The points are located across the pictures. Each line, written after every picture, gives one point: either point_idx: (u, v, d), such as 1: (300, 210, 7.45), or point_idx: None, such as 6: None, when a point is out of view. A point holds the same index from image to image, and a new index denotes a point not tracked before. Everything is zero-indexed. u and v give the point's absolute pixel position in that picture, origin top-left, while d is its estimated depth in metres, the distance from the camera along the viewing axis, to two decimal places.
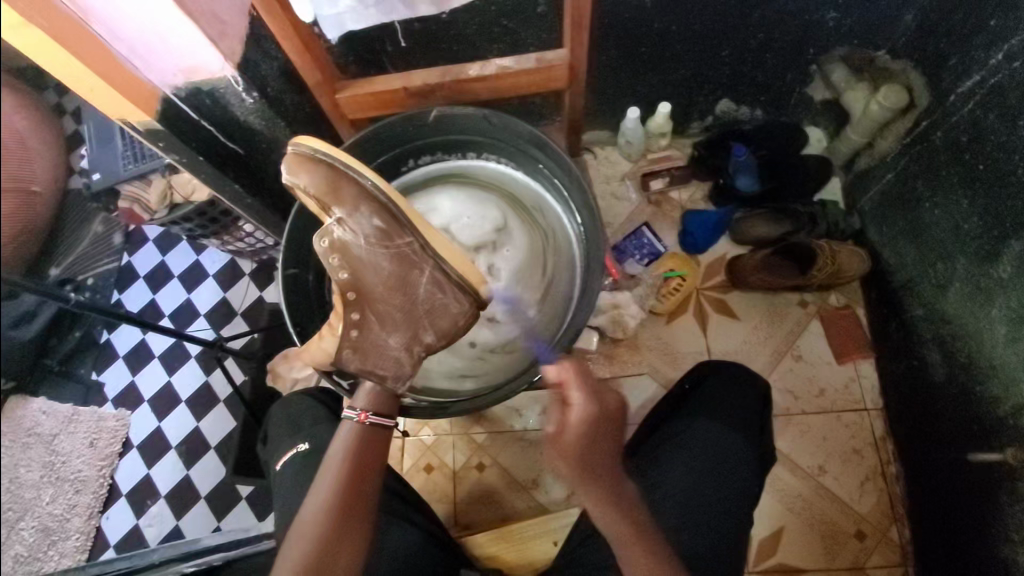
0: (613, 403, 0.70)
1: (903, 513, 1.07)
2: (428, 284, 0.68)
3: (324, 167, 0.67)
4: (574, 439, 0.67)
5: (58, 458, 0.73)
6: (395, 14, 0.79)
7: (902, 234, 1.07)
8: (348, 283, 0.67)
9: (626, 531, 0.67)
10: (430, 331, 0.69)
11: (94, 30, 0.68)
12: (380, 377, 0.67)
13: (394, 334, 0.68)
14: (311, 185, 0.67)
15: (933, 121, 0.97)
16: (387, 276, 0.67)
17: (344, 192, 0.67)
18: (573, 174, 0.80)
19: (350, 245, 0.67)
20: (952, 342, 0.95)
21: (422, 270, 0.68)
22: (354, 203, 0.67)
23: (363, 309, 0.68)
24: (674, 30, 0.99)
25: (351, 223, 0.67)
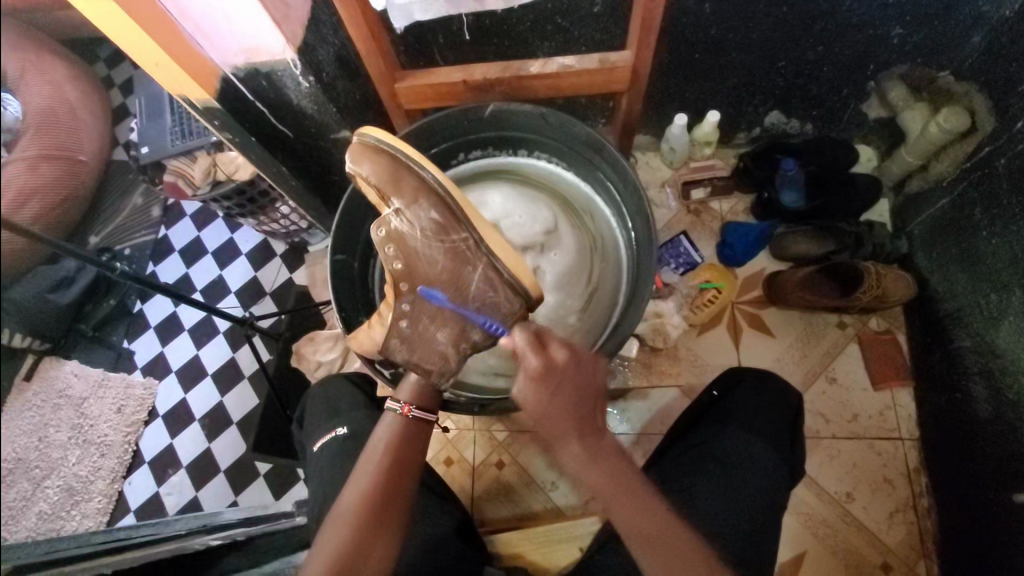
0: (567, 353, 0.63)
1: (932, 549, 1.04)
2: (481, 276, 0.67)
3: (386, 158, 0.68)
4: (536, 396, 0.61)
5: (87, 419, 0.84)
6: (462, 8, 0.78)
7: (954, 261, 1.04)
8: (401, 273, 0.68)
9: (613, 488, 0.61)
10: (477, 328, 0.68)
11: (163, 6, 0.69)
12: (425, 370, 0.68)
13: (442, 330, 0.68)
14: (373, 175, 0.67)
15: (996, 148, 0.93)
16: (440, 269, 0.68)
17: (405, 184, 0.67)
18: (630, 179, 0.79)
19: (406, 237, 0.68)
20: (1001, 377, 0.92)
21: (476, 268, 0.68)
22: (414, 196, 0.67)
23: (414, 300, 0.68)
24: (730, 37, 0.97)
25: (409, 215, 0.68)
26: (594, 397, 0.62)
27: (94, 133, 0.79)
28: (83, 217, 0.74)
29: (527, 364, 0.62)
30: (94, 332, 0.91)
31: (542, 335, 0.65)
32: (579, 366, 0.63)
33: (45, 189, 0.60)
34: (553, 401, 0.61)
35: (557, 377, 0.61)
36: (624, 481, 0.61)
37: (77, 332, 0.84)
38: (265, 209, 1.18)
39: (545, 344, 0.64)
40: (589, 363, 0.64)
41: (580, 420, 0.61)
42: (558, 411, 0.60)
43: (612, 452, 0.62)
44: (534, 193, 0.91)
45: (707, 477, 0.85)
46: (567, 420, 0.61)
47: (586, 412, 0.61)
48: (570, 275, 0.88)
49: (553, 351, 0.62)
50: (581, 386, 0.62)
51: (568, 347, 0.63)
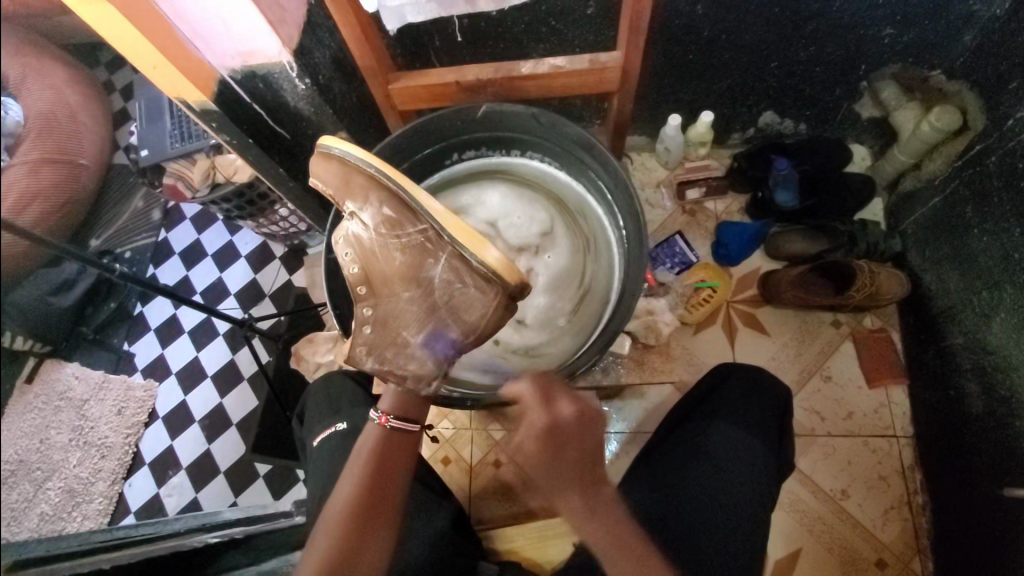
0: (574, 413, 0.65)
1: (927, 545, 1.04)
2: (445, 269, 0.67)
3: (334, 161, 0.70)
4: (538, 453, 0.63)
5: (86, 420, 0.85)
6: (456, 10, 0.79)
7: (946, 259, 1.05)
8: (358, 277, 0.69)
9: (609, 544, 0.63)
10: (454, 326, 0.67)
11: (160, 8, 0.69)
12: (399, 376, 0.67)
13: (413, 333, 0.68)
14: (327, 182, 0.71)
15: (987, 146, 0.94)
16: (417, 273, 0.68)
17: (354, 186, 0.69)
18: (620, 179, 0.80)
19: (363, 240, 0.70)
20: (994, 374, 0.92)
21: (440, 259, 0.67)
22: (365, 195, 0.69)
23: (374, 304, 0.69)
24: (723, 39, 0.98)
25: (363, 217, 0.69)
26: (595, 458, 0.64)
27: (91, 137, 0.80)
28: (84, 220, 0.75)
29: (534, 421, 0.65)
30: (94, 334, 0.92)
31: (549, 387, 0.68)
32: (576, 429, 0.65)
33: (47, 194, 0.61)
34: (558, 462, 0.63)
35: (563, 436, 0.64)
36: (633, 525, 0.63)
37: (77, 335, 0.85)
38: (265, 212, 1.19)
39: (554, 400, 0.67)
40: (595, 423, 0.66)
41: (583, 481, 0.63)
42: (557, 470, 0.62)
43: (610, 508, 0.64)
44: (526, 192, 0.92)
45: (700, 473, 0.86)
46: (568, 478, 0.63)
47: (586, 470, 0.64)
48: (562, 276, 0.89)
49: (558, 410, 0.65)
50: (582, 450, 0.64)
51: (575, 405, 0.66)
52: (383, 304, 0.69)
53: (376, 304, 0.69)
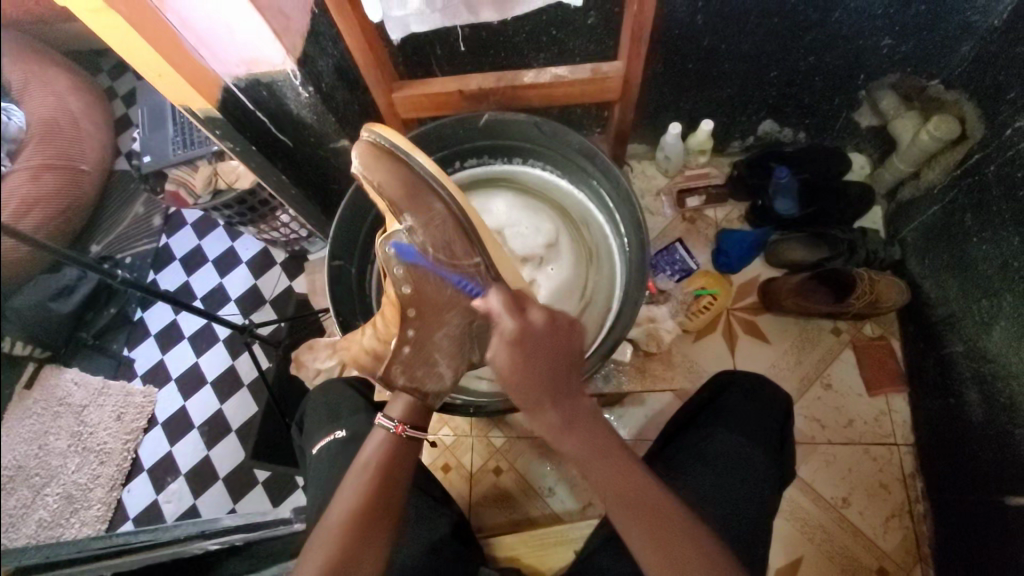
0: (546, 319, 0.64)
1: (927, 553, 1.04)
2: (489, 307, 0.67)
3: (402, 172, 0.64)
4: (508, 359, 0.62)
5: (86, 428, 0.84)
6: (459, 19, 0.78)
7: (945, 267, 1.05)
8: (410, 298, 0.64)
9: (592, 460, 0.63)
10: (478, 352, 0.68)
11: (167, 17, 0.71)
12: (422, 392, 0.66)
13: (445, 356, 0.66)
14: (387, 186, 0.64)
15: (986, 155, 0.95)
16: (459, 296, 0.65)
17: (421, 200, 0.65)
18: (622, 186, 0.79)
19: (416, 258, 0.64)
20: (994, 382, 0.92)
21: (485, 296, 0.67)
22: (431, 215, 0.65)
23: (420, 326, 0.65)
24: (722, 49, 0.99)
25: (422, 234, 0.65)
26: (569, 358, 0.64)
27: (103, 141, 0.79)
28: (86, 225, 0.75)
29: (503, 326, 0.63)
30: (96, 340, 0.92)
31: (518, 299, 0.66)
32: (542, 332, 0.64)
33: (47, 201, 0.60)
34: (530, 369, 0.62)
35: (532, 341, 0.63)
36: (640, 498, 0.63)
37: (78, 340, 0.85)
38: (266, 218, 1.26)
39: (523, 307, 0.65)
40: (567, 331, 0.65)
41: (556, 394, 0.63)
42: (534, 378, 0.62)
43: (588, 423, 0.64)
44: (531, 202, 0.89)
45: (701, 480, 0.85)
46: (541, 390, 0.62)
47: (561, 378, 0.63)
48: (565, 288, 0.87)
49: (528, 316, 0.63)
50: (557, 352, 0.64)
51: (545, 312, 0.65)
52: (427, 327, 0.66)
53: (421, 326, 0.65)
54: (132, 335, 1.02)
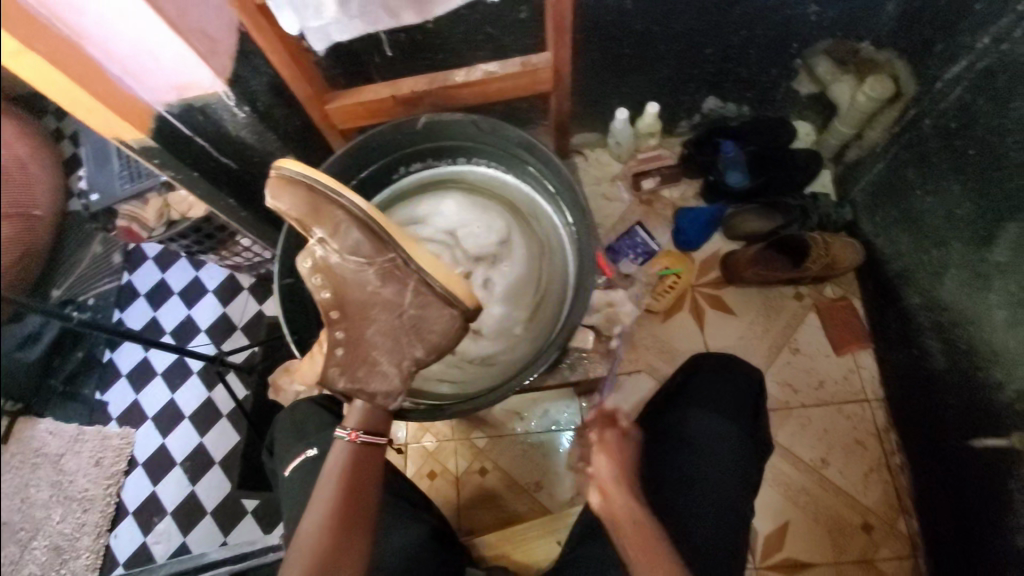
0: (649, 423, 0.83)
1: (910, 504, 1.07)
2: (415, 296, 0.66)
3: (303, 192, 0.65)
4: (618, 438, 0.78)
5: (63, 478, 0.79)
6: (381, 24, 0.78)
7: (894, 223, 1.08)
8: (330, 302, 0.66)
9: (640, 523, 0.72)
10: (420, 346, 0.67)
11: (87, 51, 0.68)
12: (368, 394, 0.67)
13: (384, 353, 0.67)
14: (293, 208, 0.65)
15: (921, 109, 0.98)
16: (392, 296, 0.66)
17: (324, 214, 0.65)
18: (563, 176, 0.78)
19: (332, 266, 0.66)
20: (952, 329, 0.95)
21: (407, 287, 0.66)
22: (335, 224, 0.65)
23: (348, 327, 0.66)
24: (656, 31, 1.00)
25: (334, 243, 0.65)
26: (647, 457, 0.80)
27: (61, 183, 0.77)
28: (47, 270, 0.72)
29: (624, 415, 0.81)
30: (66, 388, 0.87)
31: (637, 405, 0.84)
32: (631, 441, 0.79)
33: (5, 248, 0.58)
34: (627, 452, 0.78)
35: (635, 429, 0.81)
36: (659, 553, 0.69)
37: (49, 389, 0.79)
38: (226, 245, 1.22)
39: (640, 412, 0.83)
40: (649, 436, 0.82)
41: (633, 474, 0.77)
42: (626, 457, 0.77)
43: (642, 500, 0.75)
44: (478, 200, 0.89)
45: (678, 461, 0.85)
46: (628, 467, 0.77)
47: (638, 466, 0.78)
48: (518, 285, 0.85)
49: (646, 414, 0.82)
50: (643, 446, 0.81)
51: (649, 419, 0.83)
52: (355, 326, 0.67)
53: (348, 327, 0.66)
54: (102, 379, 1.00)
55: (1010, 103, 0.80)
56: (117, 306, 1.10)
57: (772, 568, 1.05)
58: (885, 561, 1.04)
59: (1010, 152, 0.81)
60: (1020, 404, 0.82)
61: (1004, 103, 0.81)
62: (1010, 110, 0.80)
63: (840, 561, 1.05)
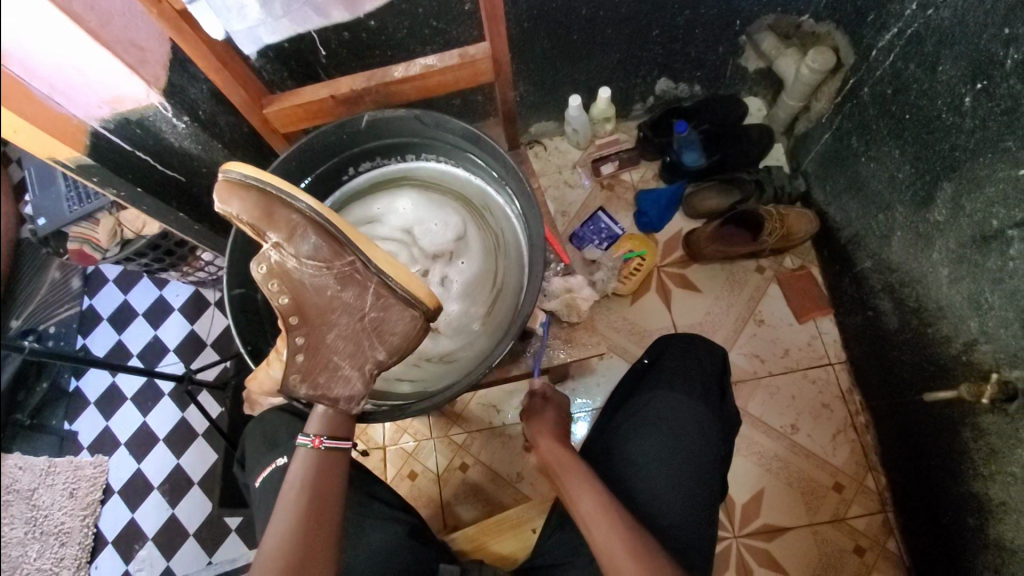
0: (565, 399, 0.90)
1: (877, 461, 1.10)
2: (372, 297, 0.65)
3: (256, 196, 0.64)
4: (539, 417, 0.85)
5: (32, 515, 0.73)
6: (309, 23, 0.82)
7: (843, 190, 1.10)
8: (290, 308, 0.64)
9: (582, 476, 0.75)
10: (380, 348, 0.66)
11: (9, 70, 0.64)
12: (332, 399, 0.65)
13: (345, 357, 0.65)
14: (245, 213, 0.63)
15: (860, 78, 1.00)
16: (344, 296, 0.65)
17: (279, 218, 0.64)
18: (508, 165, 0.77)
19: (292, 270, 0.65)
20: (901, 290, 0.98)
21: (367, 290, 0.65)
22: (292, 229, 0.64)
23: (308, 332, 0.65)
24: (601, 16, 1.01)
25: (290, 248, 0.64)
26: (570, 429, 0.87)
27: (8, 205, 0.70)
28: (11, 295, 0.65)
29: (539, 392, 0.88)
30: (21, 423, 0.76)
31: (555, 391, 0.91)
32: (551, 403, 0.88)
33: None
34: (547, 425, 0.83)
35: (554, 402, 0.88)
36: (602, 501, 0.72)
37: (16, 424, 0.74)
38: (187, 259, 1.19)
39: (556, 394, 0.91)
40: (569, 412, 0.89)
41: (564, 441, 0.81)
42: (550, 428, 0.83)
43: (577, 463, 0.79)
44: (431, 196, 0.89)
45: (647, 440, 0.85)
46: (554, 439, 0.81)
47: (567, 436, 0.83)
48: (476, 280, 0.85)
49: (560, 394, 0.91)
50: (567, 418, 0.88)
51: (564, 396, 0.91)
52: (315, 330, 0.65)
53: (308, 332, 0.65)
54: (69, 409, 1.26)
55: (939, 67, 0.82)
56: (79, 332, 1.30)
57: (751, 535, 1.08)
58: (857, 518, 1.08)
59: (942, 114, 0.83)
60: (968, 355, 0.86)
61: (933, 67, 0.83)
62: (939, 73, 0.83)
63: (815, 522, 1.08)
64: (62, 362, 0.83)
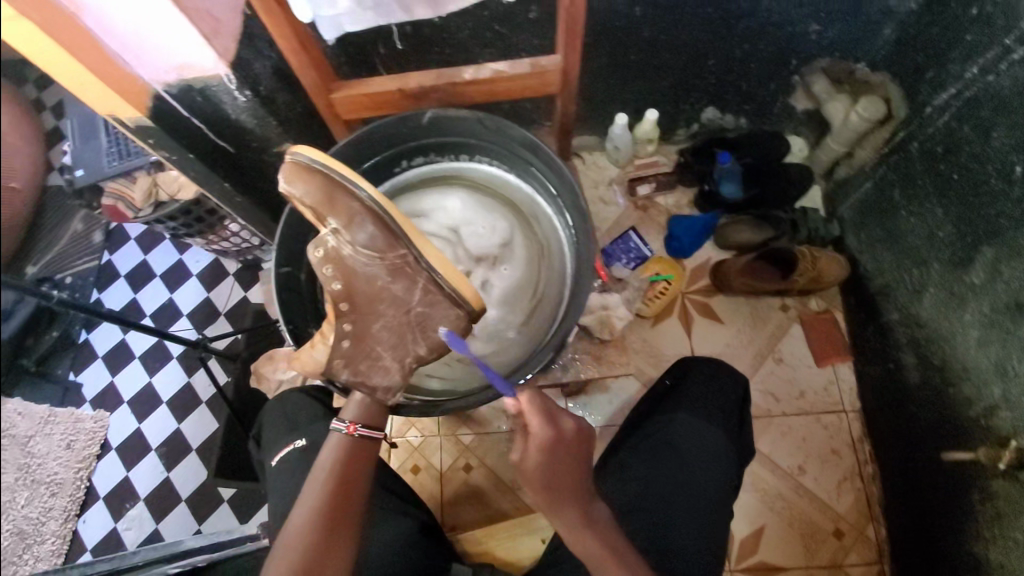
0: (574, 429, 0.67)
1: (880, 513, 1.10)
2: (421, 293, 0.66)
3: (321, 180, 0.64)
4: (536, 459, 0.64)
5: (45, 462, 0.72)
6: (393, 18, 0.80)
7: (879, 240, 1.11)
8: (341, 293, 0.65)
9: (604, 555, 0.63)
10: (422, 343, 0.67)
11: (83, 23, 0.65)
12: (370, 388, 0.65)
13: (388, 349, 0.66)
14: (308, 196, 0.64)
15: (911, 131, 1.01)
16: (393, 288, 0.65)
17: (340, 204, 0.64)
18: (565, 178, 0.78)
19: (346, 257, 0.65)
20: (927, 347, 0.99)
21: (416, 285, 0.66)
22: (350, 217, 0.64)
23: (355, 320, 0.65)
24: (662, 39, 1.02)
25: (347, 236, 0.65)
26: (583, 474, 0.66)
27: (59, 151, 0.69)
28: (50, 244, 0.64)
29: (535, 430, 0.65)
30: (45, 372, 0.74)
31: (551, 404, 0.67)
32: (551, 421, 0.65)
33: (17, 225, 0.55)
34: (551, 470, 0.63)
35: (556, 447, 0.64)
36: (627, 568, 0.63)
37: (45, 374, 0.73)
38: (215, 228, 1.20)
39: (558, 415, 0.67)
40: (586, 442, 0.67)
41: (574, 489, 0.64)
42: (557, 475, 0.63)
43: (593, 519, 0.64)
44: (480, 199, 0.90)
45: (663, 462, 0.86)
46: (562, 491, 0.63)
47: (575, 483, 0.64)
48: (515, 287, 0.87)
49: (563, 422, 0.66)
50: (575, 460, 0.66)
51: (575, 420, 0.67)
52: (363, 320, 0.66)
53: (356, 320, 0.65)
54: None
55: (993, 132, 0.83)
56: None
57: (747, 570, 1.08)
58: (853, 566, 1.08)
59: (990, 179, 0.84)
60: (987, 420, 0.86)
61: (987, 132, 0.84)
62: (992, 138, 0.83)
63: (811, 566, 1.08)
64: (76, 312, 0.79)
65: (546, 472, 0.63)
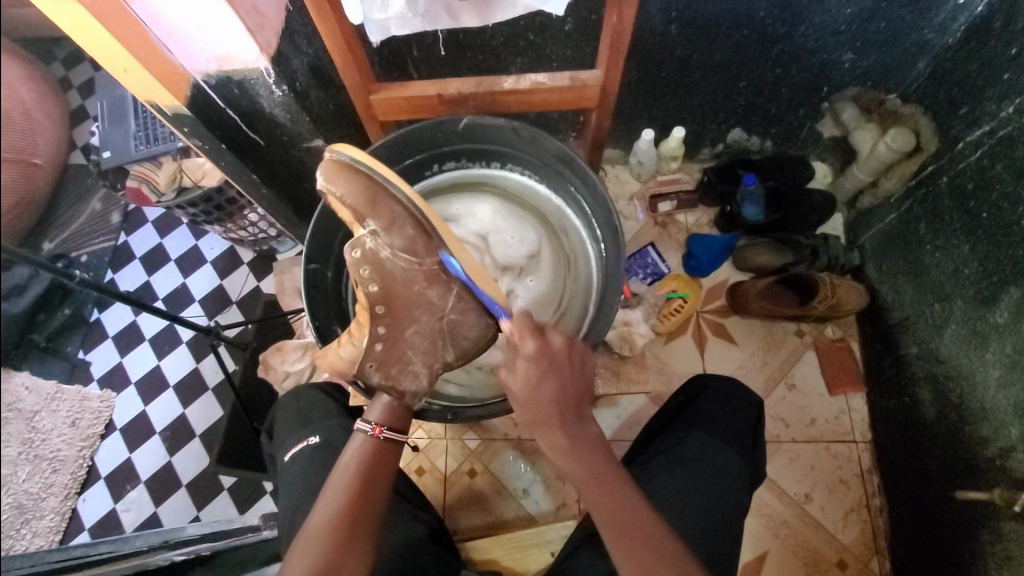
0: (564, 342, 0.64)
1: (885, 546, 1.09)
2: (455, 301, 0.67)
3: (363, 180, 0.65)
4: (524, 377, 0.62)
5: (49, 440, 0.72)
6: (440, 24, 0.78)
7: (900, 272, 1.11)
8: (378, 295, 0.65)
9: (590, 480, 0.63)
10: (451, 350, 0.68)
11: (132, 10, 0.67)
12: (399, 391, 0.66)
13: (419, 354, 0.67)
14: (348, 196, 0.64)
15: (940, 166, 1.01)
16: (427, 294, 0.66)
17: (381, 207, 0.64)
18: (599, 192, 0.78)
19: (384, 259, 0.65)
20: (945, 383, 0.98)
21: (451, 293, 0.67)
22: (392, 219, 0.65)
23: (390, 324, 0.66)
24: (695, 59, 1.02)
25: (386, 238, 0.65)
26: (578, 391, 0.63)
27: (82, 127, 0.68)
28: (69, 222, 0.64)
29: (525, 346, 0.63)
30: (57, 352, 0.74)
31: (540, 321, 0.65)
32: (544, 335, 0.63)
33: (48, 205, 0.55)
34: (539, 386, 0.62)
35: (548, 362, 0.62)
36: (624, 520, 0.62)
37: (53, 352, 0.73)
38: (234, 217, 1.19)
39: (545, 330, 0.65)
40: (582, 359, 0.65)
41: (565, 409, 0.62)
42: (546, 393, 0.61)
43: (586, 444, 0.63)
44: (508, 207, 0.90)
45: (673, 479, 0.85)
46: (553, 408, 0.61)
47: (568, 401, 0.63)
48: (540, 298, 0.87)
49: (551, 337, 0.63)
50: (568, 377, 0.63)
51: (565, 335, 0.65)
52: (397, 324, 0.66)
53: (391, 324, 0.66)
54: None
55: None
56: None
57: None
58: None
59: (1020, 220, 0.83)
60: (1003, 460, 0.85)
61: (1018, 173, 0.83)
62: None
63: None
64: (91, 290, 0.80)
65: (534, 392, 0.61)
